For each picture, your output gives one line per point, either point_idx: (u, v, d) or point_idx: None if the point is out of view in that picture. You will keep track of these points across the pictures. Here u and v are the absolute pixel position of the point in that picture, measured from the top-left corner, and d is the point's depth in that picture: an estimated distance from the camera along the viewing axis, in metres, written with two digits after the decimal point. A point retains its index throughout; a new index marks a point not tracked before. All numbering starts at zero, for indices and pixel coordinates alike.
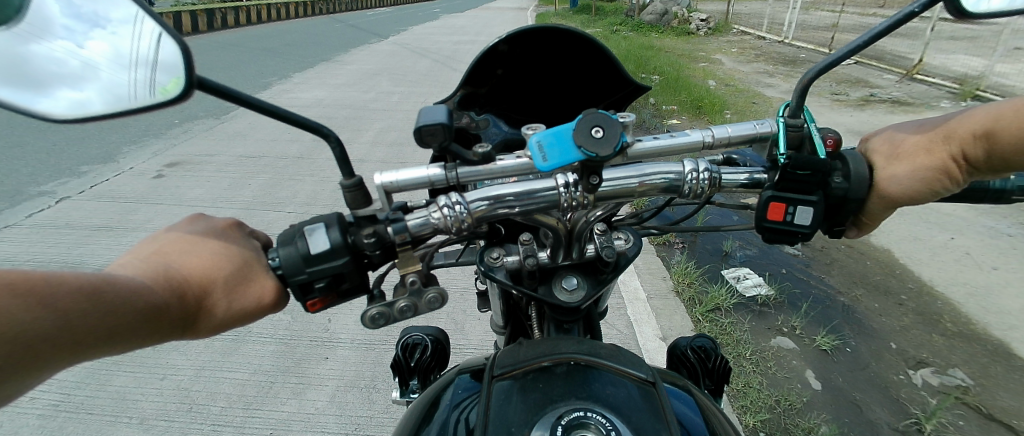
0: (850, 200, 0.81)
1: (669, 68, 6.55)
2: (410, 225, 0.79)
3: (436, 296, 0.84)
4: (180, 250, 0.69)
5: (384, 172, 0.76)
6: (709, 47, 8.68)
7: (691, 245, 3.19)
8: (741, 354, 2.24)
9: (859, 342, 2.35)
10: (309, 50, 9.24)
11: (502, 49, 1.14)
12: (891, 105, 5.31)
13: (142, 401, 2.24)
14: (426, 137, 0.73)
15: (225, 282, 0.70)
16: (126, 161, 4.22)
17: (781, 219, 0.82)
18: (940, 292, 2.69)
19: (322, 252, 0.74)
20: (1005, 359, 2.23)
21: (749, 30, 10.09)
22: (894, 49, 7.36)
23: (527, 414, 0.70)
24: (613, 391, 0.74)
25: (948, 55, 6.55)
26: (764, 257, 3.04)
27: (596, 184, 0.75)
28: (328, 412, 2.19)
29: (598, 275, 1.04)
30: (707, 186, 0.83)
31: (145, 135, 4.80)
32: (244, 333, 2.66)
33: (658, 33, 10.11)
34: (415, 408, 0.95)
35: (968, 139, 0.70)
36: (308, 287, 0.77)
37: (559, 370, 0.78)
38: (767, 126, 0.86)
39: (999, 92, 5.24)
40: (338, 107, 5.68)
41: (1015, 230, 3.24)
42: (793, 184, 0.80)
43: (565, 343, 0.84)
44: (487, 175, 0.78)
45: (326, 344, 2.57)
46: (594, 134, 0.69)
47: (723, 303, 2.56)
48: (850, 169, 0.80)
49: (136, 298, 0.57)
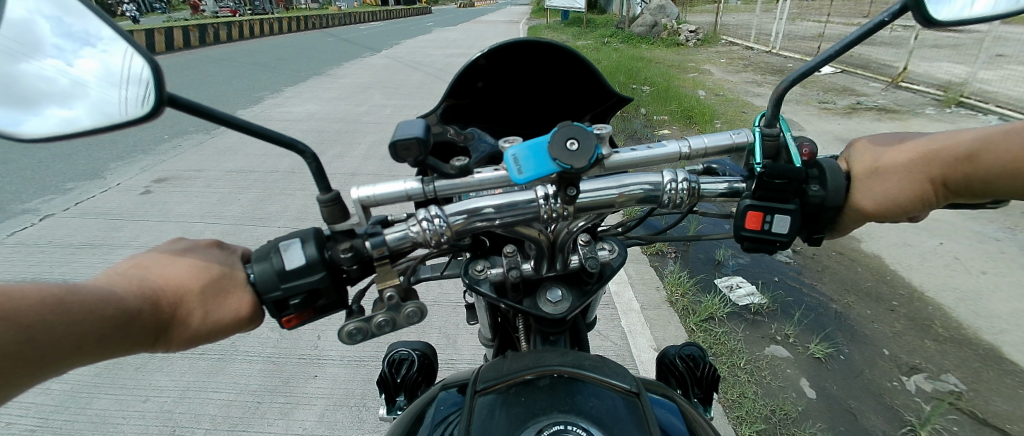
0: (827, 207, 0.81)
1: (659, 79, 6.63)
2: (388, 239, 0.80)
3: (415, 310, 0.83)
4: (158, 263, 0.69)
5: (361, 186, 0.76)
6: (698, 57, 8.80)
7: (684, 254, 3.20)
8: (735, 363, 2.24)
9: (852, 349, 2.35)
10: (302, 64, 9.28)
11: (482, 63, 1.15)
12: (877, 113, 5.39)
13: (124, 425, 2.19)
14: (401, 151, 0.73)
15: (201, 293, 0.70)
16: (114, 177, 4.19)
17: (759, 227, 0.82)
18: (931, 297, 2.71)
19: (297, 268, 0.74)
20: (996, 363, 2.24)
21: (737, 40, 10.27)
22: (880, 58, 7.51)
23: (508, 429, 0.69)
24: (596, 403, 0.73)
25: (931, 63, 6.68)
26: (757, 265, 3.05)
27: (574, 195, 0.75)
28: (317, 432, 2.15)
29: (583, 286, 1.04)
30: (687, 196, 0.83)
31: (133, 150, 4.77)
32: (231, 352, 2.62)
33: (648, 45, 10.26)
34: (401, 423, 0.94)
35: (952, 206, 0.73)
36: (283, 304, 0.77)
37: (542, 383, 0.77)
38: (743, 136, 0.86)
39: (983, 99, 5.34)
40: (330, 121, 5.69)
41: (1003, 235, 3.27)
42: (771, 193, 0.81)
43: (550, 355, 0.84)
44: (465, 188, 0.79)
45: (315, 361, 2.53)
46: (569, 146, 0.69)
47: (716, 312, 2.55)
48: (827, 178, 0.80)
49: (104, 308, 0.57)
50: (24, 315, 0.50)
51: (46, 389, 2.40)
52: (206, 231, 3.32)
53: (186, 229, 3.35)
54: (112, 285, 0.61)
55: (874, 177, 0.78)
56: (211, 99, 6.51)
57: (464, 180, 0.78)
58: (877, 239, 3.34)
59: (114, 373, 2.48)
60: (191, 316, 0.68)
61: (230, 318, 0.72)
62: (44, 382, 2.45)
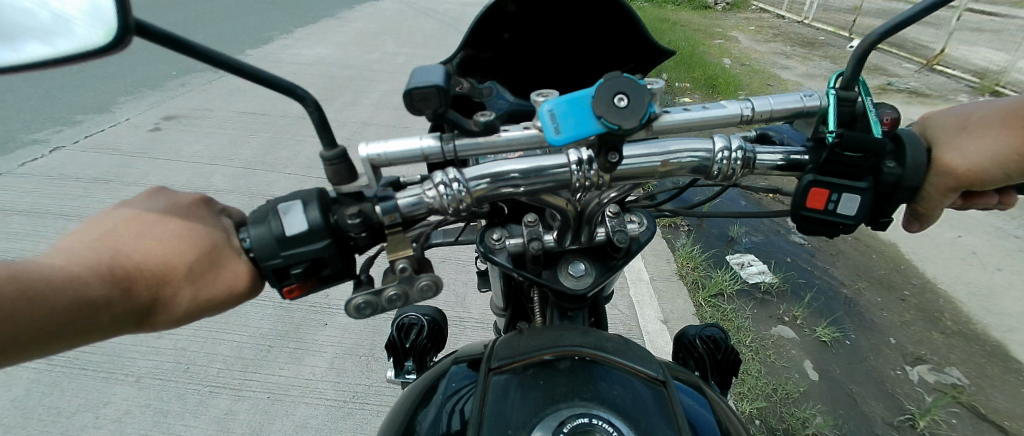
0: (903, 186, 0.78)
1: (685, 44, 6.37)
2: (400, 205, 0.77)
3: (429, 284, 0.81)
4: (135, 233, 0.63)
5: (370, 144, 0.73)
6: (725, 23, 8.39)
7: (697, 229, 3.18)
8: (742, 341, 2.27)
9: (859, 335, 2.38)
10: (313, 4, 8.92)
11: (510, 10, 1.13)
12: (908, 95, 5.19)
13: (139, 359, 2.27)
14: (418, 101, 0.70)
15: (187, 272, 0.64)
16: (122, 112, 4.13)
17: (821, 207, 0.79)
18: (943, 290, 2.71)
19: (299, 233, 0.71)
20: (1003, 361, 2.27)
21: (768, 8, 9.78)
22: (917, 37, 7.16)
23: (528, 415, 0.69)
24: (620, 391, 0.73)
25: (971, 47, 6.39)
26: (770, 244, 3.03)
27: (615, 161, 0.74)
28: (326, 379, 2.23)
29: (607, 260, 1.04)
30: (739, 167, 0.81)
31: (141, 86, 4.68)
32: None
33: (674, 6, 9.78)
34: (410, 394, 0.96)
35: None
36: (283, 272, 0.73)
37: (562, 365, 0.77)
38: (815, 99, 0.82)
39: (1020, 89, 5.14)
40: (341, 67, 5.54)
41: (1022, 232, 3.24)
42: (840, 167, 0.76)
43: (568, 336, 0.84)
44: (489, 147, 0.76)
45: (325, 310, 2.59)
46: (617, 102, 0.67)
47: (726, 288, 2.57)
48: (906, 154, 0.77)
49: (61, 300, 0.55)
50: None
51: None
52: (216, 174, 3.30)
53: (197, 170, 3.34)
54: (75, 266, 0.57)
55: (964, 138, 0.75)
56: (219, 36, 6.31)
57: (489, 139, 0.75)
58: (894, 227, 3.30)
59: None
60: (174, 295, 0.64)
61: (219, 294, 0.68)
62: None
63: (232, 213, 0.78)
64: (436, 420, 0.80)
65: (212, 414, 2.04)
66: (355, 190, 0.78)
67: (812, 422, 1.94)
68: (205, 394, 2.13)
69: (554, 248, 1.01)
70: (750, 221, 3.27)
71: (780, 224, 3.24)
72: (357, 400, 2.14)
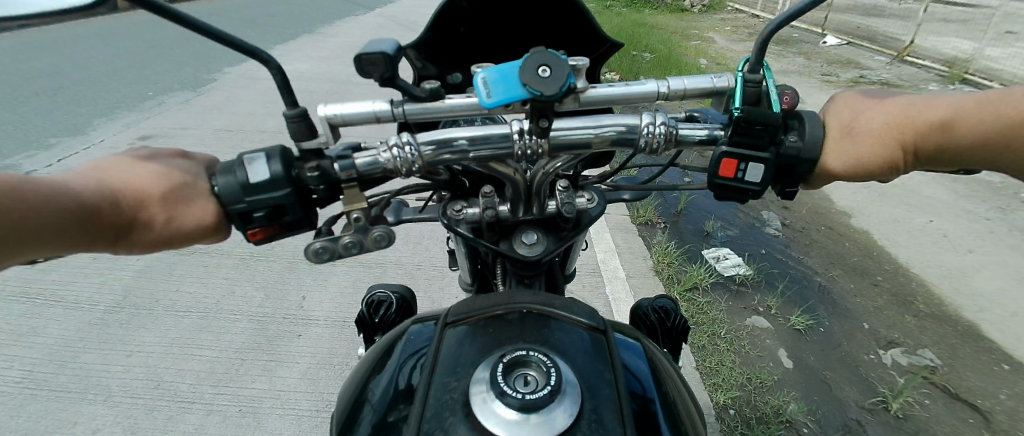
0: (801, 161, 0.79)
1: (661, 45, 6.48)
2: (358, 163, 0.86)
3: (382, 235, 0.86)
4: (118, 168, 0.72)
5: (328, 105, 0.82)
6: (701, 24, 8.51)
7: (674, 225, 3.20)
8: (716, 333, 2.29)
9: (832, 322, 2.40)
10: (293, 21, 8.95)
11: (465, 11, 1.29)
12: (879, 88, 5.29)
13: (109, 378, 2.23)
14: (366, 65, 0.82)
15: (163, 199, 0.73)
16: (96, 133, 4.10)
17: (732, 176, 0.81)
18: (916, 273, 2.74)
19: (262, 182, 0.79)
20: (975, 340, 2.30)
21: (744, 8, 9.95)
22: (886, 31, 7.33)
23: (475, 357, 0.78)
24: (561, 338, 0.84)
25: (939, 37, 6.53)
26: (745, 237, 3.06)
27: (545, 127, 0.81)
28: (300, 390, 2.20)
29: (559, 232, 1.18)
30: (662, 141, 0.88)
31: (116, 107, 4.65)
32: (215, 311, 2.63)
33: (652, 10, 9.96)
34: (370, 356, 1.04)
35: (924, 130, 0.67)
36: (247, 217, 0.82)
37: (510, 318, 0.88)
38: (723, 81, 0.98)
39: (987, 76, 5.26)
40: (321, 81, 5.54)
41: (992, 214, 3.30)
42: (745, 139, 0.79)
43: (520, 294, 0.94)
44: (436, 114, 0.86)
45: (300, 322, 2.57)
46: (540, 74, 0.75)
47: (701, 282, 2.58)
48: (807, 130, 0.78)
49: (64, 198, 0.60)
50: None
51: (32, 342, 2.42)
52: None
53: None
54: (67, 180, 0.64)
55: (850, 142, 0.74)
56: (198, 57, 6.31)
57: (434, 104, 0.86)
58: (867, 214, 3.35)
59: (98, 327, 2.50)
60: (152, 218, 0.72)
61: (193, 223, 0.75)
62: (32, 333, 2.47)
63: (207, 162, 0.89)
64: (390, 378, 0.87)
65: (181, 431, 2.00)
66: (316, 147, 0.85)
67: (787, 409, 1.94)
68: (176, 411, 2.09)
69: (508, 218, 1.14)
70: (726, 215, 3.31)
71: (756, 218, 3.29)
72: (331, 410, 2.10)
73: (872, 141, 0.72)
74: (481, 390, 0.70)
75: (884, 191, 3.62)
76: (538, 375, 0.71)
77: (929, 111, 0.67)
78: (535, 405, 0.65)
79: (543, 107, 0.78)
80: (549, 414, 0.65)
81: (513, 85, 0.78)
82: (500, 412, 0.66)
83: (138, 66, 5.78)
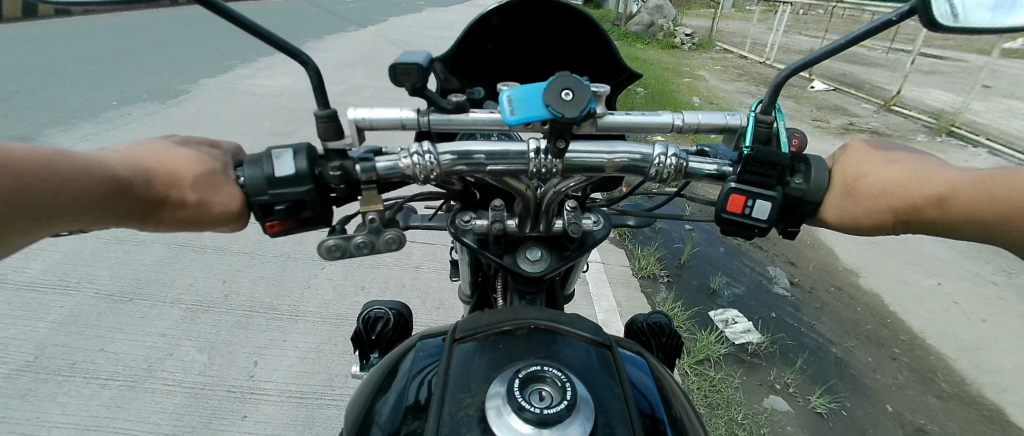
0: (804, 202, 0.76)
1: (654, 81, 6.53)
2: (377, 166, 0.82)
3: (393, 238, 0.86)
4: (152, 151, 0.74)
5: (359, 108, 0.96)
6: (691, 62, 8.68)
7: (678, 279, 3.14)
8: (733, 417, 2.15)
9: (854, 404, 2.31)
10: (280, 33, 8.77)
11: (494, 23, 1.31)
12: (868, 137, 5.39)
13: None
14: (401, 73, 1.10)
15: (192, 182, 0.74)
16: (47, 146, 3.79)
17: (739, 212, 0.76)
18: (932, 346, 2.69)
19: (286, 177, 0.80)
20: (1003, 427, 2.24)
21: (732, 47, 10.22)
22: (871, 79, 7.59)
23: (487, 372, 0.74)
24: (571, 352, 0.81)
25: (922, 88, 6.79)
26: (752, 296, 3.03)
27: (562, 147, 0.78)
28: None
29: (564, 252, 1.18)
30: (673, 171, 0.86)
31: (75, 118, 4.35)
32: (143, 379, 2.13)
33: (642, 44, 10.14)
34: (376, 375, 0.97)
35: (922, 202, 0.64)
36: (269, 209, 0.82)
37: (519, 333, 0.84)
38: (734, 119, 0.97)
39: (973, 130, 5.43)
40: (302, 99, 5.37)
41: (998, 278, 3.31)
42: (755, 177, 0.75)
43: (526, 311, 0.91)
44: (457, 122, 0.88)
45: (248, 398, 2.10)
46: (564, 96, 0.72)
47: (712, 352, 2.44)
48: (812, 173, 0.75)
49: (95, 173, 0.62)
50: (14, 166, 0.54)
51: None
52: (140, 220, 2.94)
53: None
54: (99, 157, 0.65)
55: (849, 202, 0.72)
56: (174, 67, 6.05)
57: (457, 115, 0.87)
58: (876, 275, 3.33)
59: None
60: (184, 198, 0.73)
61: (221, 207, 0.76)
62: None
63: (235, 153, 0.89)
64: (399, 394, 0.82)
65: None
66: (339, 147, 0.89)
67: None
68: None
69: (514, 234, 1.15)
70: (733, 272, 3.26)
71: (764, 275, 3.25)
72: None
73: (870, 206, 0.70)
74: (496, 404, 0.66)
75: (887, 250, 3.63)
76: (553, 391, 0.68)
77: (922, 186, 0.64)
78: (553, 419, 0.62)
79: (561, 128, 0.76)
80: (565, 430, 0.62)
81: (535, 104, 0.76)
82: (516, 427, 0.62)
83: (106, 73, 5.49)
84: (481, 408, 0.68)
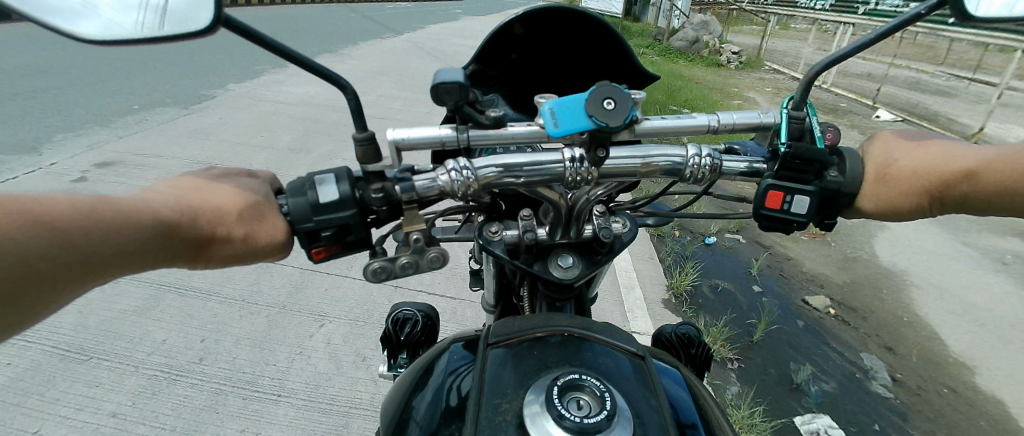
0: (843, 194, 0.78)
1: (702, 104, 6.07)
2: (417, 185, 0.76)
3: (437, 256, 0.82)
4: (203, 185, 0.68)
5: (396, 129, 0.80)
6: (737, 82, 8.24)
7: (748, 362, 2.30)
8: None
9: None
10: (313, 40, 8.63)
11: (516, 31, 1.12)
12: None
13: None
14: (442, 94, 0.79)
15: (239, 216, 0.67)
16: (51, 153, 3.35)
17: (778, 207, 0.78)
18: None
19: (330, 201, 0.73)
20: None
21: (782, 68, 9.61)
22: (943, 110, 6.97)
23: (521, 381, 0.67)
24: (605, 360, 0.73)
25: (1003, 123, 6.18)
26: (849, 396, 2.18)
27: (603, 156, 0.77)
28: None
29: (594, 256, 1.03)
30: (710, 172, 0.81)
31: (85, 121, 3.92)
32: None
33: (687, 61, 9.78)
34: (409, 375, 0.90)
35: (958, 178, 0.67)
36: (315, 235, 0.77)
37: (553, 340, 0.74)
38: (770, 117, 0.88)
39: None
40: (328, 107, 4.91)
41: None
42: (790, 173, 0.78)
43: (558, 317, 0.82)
44: (497, 139, 0.82)
45: None
46: (605, 105, 0.72)
47: None
48: (846, 164, 0.78)
49: (144, 217, 0.57)
50: (62, 221, 0.50)
51: None
52: None
53: None
54: (149, 198, 0.60)
55: (886, 185, 0.74)
56: (199, 69, 5.74)
57: (497, 131, 0.82)
58: None
59: None
60: (229, 234, 0.66)
61: (266, 243, 0.69)
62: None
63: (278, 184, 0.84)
64: (436, 395, 0.77)
65: None
66: (380, 169, 0.78)
67: None
68: None
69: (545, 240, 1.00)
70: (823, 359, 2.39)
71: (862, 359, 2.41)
72: None
73: (908, 187, 0.72)
74: (534, 410, 0.59)
75: None
76: (593, 401, 0.60)
77: (954, 162, 0.68)
78: (593, 428, 0.55)
79: (600, 136, 0.76)
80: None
81: (577, 114, 0.75)
82: (554, 434, 0.56)
83: (129, 73, 5.19)
84: (519, 416, 0.61)
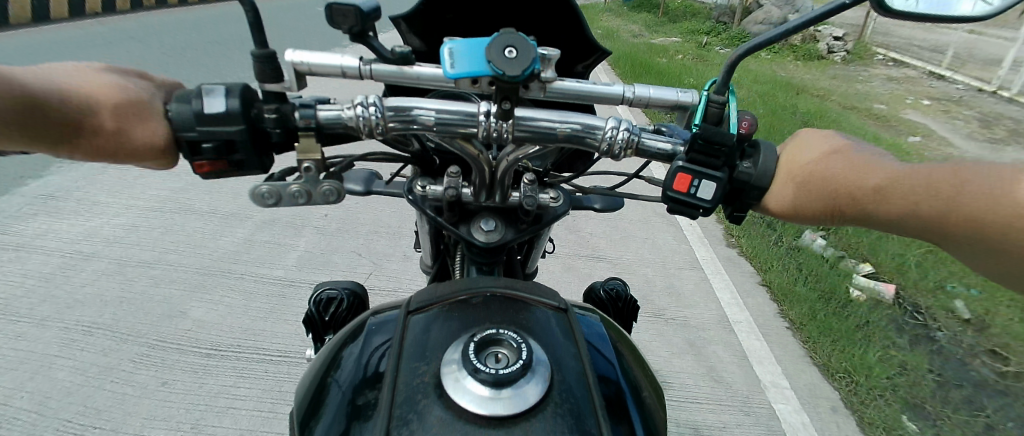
0: (751, 188, 0.71)
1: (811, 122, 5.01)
2: (320, 114, 0.80)
3: (333, 189, 0.82)
4: (90, 76, 0.65)
5: (296, 51, 0.77)
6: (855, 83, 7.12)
7: None
8: None
9: None
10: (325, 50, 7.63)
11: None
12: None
13: None
14: (339, 16, 0.76)
15: (118, 110, 0.65)
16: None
17: (685, 191, 0.71)
18: None
19: (216, 114, 0.71)
20: None
21: (907, 58, 8.50)
22: None
23: (447, 338, 0.79)
24: (536, 318, 0.87)
25: None
26: None
27: (509, 110, 0.76)
28: None
29: (518, 224, 1.19)
30: (626, 146, 0.84)
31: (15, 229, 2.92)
32: None
33: (775, 53, 8.65)
34: (317, 366, 0.92)
35: (862, 191, 0.59)
36: (197, 147, 0.74)
37: (474, 301, 0.89)
38: (689, 96, 0.95)
39: None
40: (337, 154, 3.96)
41: None
42: (700, 155, 0.70)
43: (482, 279, 0.96)
44: (404, 78, 0.79)
45: None
46: (507, 54, 0.68)
47: None
48: (760, 155, 0.70)
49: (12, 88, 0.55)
50: None
51: None
52: None
53: None
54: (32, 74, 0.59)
55: (790, 190, 0.67)
56: None
57: (404, 70, 0.78)
58: None
59: None
60: (101, 125, 0.64)
61: (144, 143, 0.68)
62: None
63: (172, 87, 0.78)
64: (353, 372, 0.81)
65: None
66: (281, 90, 0.78)
67: None
68: None
69: (470, 202, 1.16)
70: None
71: None
72: None
73: (806, 193, 0.65)
74: (452, 371, 0.69)
75: None
76: (509, 353, 0.72)
77: (862, 173, 0.59)
78: (505, 379, 0.66)
79: (507, 88, 0.71)
80: (518, 389, 0.66)
81: (480, 58, 0.72)
82: (472, 389, 0.66)
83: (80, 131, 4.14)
84: (437, 377, 0.71)
